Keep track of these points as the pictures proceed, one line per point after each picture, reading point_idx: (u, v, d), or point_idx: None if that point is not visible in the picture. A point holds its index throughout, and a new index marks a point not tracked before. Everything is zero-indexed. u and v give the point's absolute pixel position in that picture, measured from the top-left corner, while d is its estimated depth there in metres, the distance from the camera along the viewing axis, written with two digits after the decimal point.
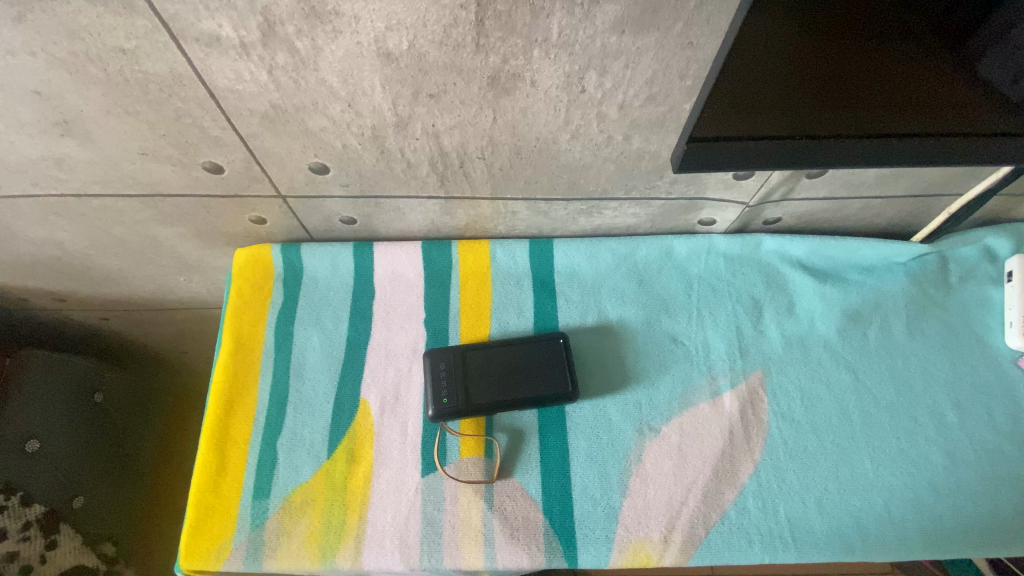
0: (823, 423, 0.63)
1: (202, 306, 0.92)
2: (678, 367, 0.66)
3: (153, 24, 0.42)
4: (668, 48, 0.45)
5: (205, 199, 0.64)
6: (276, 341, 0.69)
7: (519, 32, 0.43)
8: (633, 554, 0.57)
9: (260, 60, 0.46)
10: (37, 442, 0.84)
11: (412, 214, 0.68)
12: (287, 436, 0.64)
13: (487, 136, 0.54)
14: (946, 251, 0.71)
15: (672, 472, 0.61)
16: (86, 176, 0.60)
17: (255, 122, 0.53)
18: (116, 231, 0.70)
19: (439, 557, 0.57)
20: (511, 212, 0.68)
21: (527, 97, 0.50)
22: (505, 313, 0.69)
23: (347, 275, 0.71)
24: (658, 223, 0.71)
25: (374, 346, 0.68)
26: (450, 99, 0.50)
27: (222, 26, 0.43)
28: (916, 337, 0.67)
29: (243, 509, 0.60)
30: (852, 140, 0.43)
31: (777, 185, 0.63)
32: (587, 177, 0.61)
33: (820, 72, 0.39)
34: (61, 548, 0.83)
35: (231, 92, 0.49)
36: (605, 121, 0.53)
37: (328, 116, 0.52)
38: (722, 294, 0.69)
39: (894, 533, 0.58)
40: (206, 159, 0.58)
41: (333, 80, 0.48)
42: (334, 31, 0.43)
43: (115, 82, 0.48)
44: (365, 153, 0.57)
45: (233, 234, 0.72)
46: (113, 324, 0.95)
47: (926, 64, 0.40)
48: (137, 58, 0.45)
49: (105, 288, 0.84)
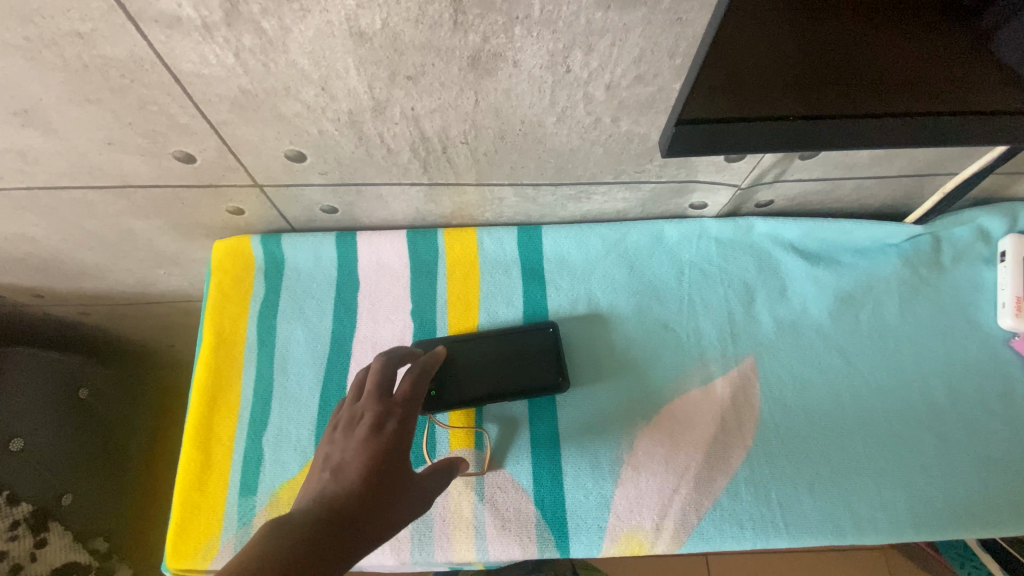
0: (815, 407, 0.62)
1: (185, 299, 0.89)
2: (669, 354, 0.65)
3: (109, 5, 0.40)
4: (656, 25, 0.43)
5: (180, 189, 0.62)
6: (259, 335, 0.67)
7: (499, 9, 0.41)
8: (625, 542, 0.57)
9: (225, 42, 0.43)
10: (22, 441, 0.82)
11: (396, 202, 0.66)
12: (272, 433, 0.62)
13: (470, 120, 0.52)
14: (939, 232, 0.70)
15: (664, 461, 0.60)
16: (52, 168, 0.57)
17: (225, 109, 0.50)
18: (88, 225, 0.67)
19: (430, 550, 0.57)
20: (498, 199, 0.66)
21: (510, 78, 0.47)
22: (493, 302, 0.67)
23: (330, 266, 0.69)
24: (648, 207, 0.69)
25: (360, 339, 0.66)
26: (429, 81, 0.47)
27: (182, 5, 0.40)
28: (908, 318, 0.67)
29: (230, 507, 0.59)
30: (845, 121, 0.41)
31: (769, 166, 0.61)
32: (575, 161, 0.59)
33: (812, 50, 0.37)
34: (51, 546, 0.82)
35: (198, 76, 0.46)
36: (592, 102, 0.51)
37: (301, 101, 0.49)
38: (714, 279, 0.68)
39: (885, 516, 0.58)
40: (176, 148, 0.55)
41: (304, 63, 0.45)
42: (302, 10, 0.41)
43: (75, 69, 0.45)
44: (342, 140, 0.54)
45: (211, 225, 0.70)
46: (95, 318, 0.93)
47: (923, 37, 0.38)
48: (94, 42, 0.43)
49: (81, 283, 0.81)
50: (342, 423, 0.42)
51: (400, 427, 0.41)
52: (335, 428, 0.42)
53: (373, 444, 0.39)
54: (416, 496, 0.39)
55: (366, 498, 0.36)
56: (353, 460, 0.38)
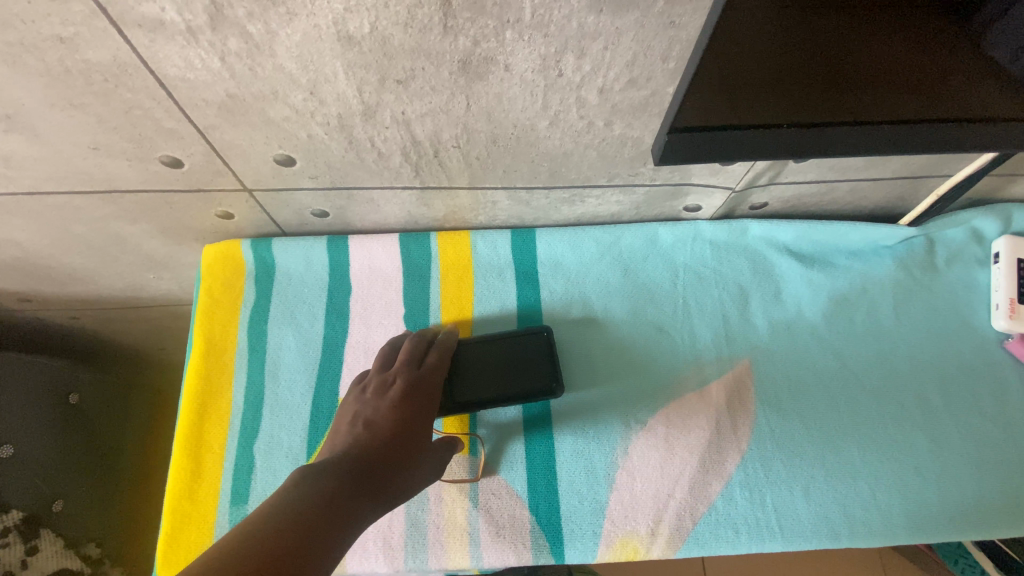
0: (810, 411, 0.62)
1: (176, 303, 0.88)
2: (664, 358, 0.65)
3: (91, 9, 0.39)
4: (649, 28, 0.42)
5: (167, 194, 0.61)
6: (250, 341, 0.66)
7: (490, 12, 0.40)
8: (620, 548, 0.57)
9: (210, 46, 0.42)
10: (11, 447, 0.81)
11: (388, 206, 0.65)
12: (263, 440, 0.62)
13: (462, 124, 0.52)
14: (933, 234, 0.70)
15: (659, 465, 0.60)
16: (37, 173, 0.56)
17: (212, 113, 0.49)
18: (75, 229, 0.66)
19: (424, 557, 0.57)
20: (492, 202, 0.65)
21: (501, 82, 0.47)
22: (487, 306, 0.67)
23: (321, 270, 0.69)
24: (642, 210, 0.69)
25: (352, 345, 0.66)
26: (419, 85, 0.47)
27: (165, 9, 0.39)
28: (903, 320, 0.66)
29: (221, 516, 0.59)
30: (844, 130, 0.40)
31: (764, 169, 0.61)
32: (568, 165, 0.58)
33: (803, 53, 0.37)
34: (42, 553, 0.81)
35: (183, 81, 0.46)
36: (585, 106, 0.50)
37: (290, 105, 0.48)
38: (708, 282, 0.68)
39: (880, 519, 0.58)
40: (163, 153, 0.54)
41: (292, 67, 0.44)
42: (288, 14, 0.40)
43: (57, 73, 0.44)
44: (333, 144, 0.54)
45: (201, 230, 0.69)
46: (85, 322, 0.91)
47: (913, 42, 0.37)
48: (77, 47, 0.42)
49: (70, 288, 0.80)
50: (378, 387, 0.55)
51: (422, 406, 0.54)
52: (371, 390, 0.55)
53: (400, 411, 0.53)
54: (429, 462, 0.53)
55: (393, 456, 0.49)
56: (385, 421, 0.52)
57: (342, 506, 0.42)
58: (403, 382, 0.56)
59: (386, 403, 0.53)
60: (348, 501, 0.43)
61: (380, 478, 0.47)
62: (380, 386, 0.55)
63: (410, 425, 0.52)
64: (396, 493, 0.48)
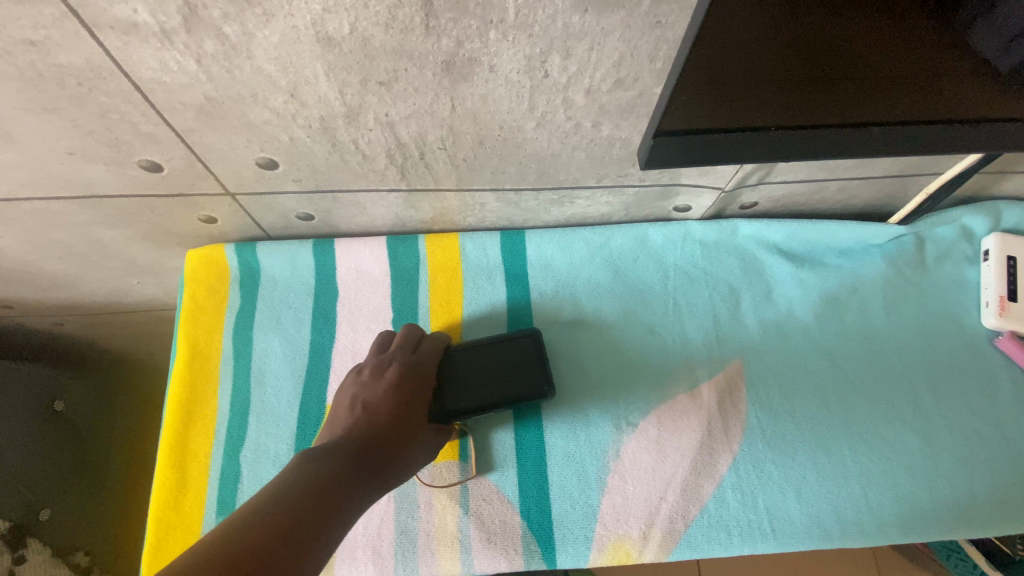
0: (802, 411, 0.62)
1: (162, 307, 0.87)
2: (655, 359, 0.64)
3: (61, 11, 0.38)
4: (634, 28, 0.41)
5: (148, 199, 0.60)
6: (235, 348, 0.65)
7: (473, 12, 0.39)
8: (612, 552, 0.57)
9: (186, 48, 0.41)
10: None
11: (374, 208, 0.64)
12: (250, 448, 0.61)
13: (447, 125, 0.51)
14: (923, 231, 0.69)
15: (650, 467, 0.59)
16: (13, 179, 0.54)
17: (191, 117, 0.48)
18: (54, 235, 0.65)
19: (414, 565, 0.56)
20: (480, 204, 0.64)
21: (486, 83, 0.46)
22: (477, 309, 0.66)
23: (307, 274, 0.68)
24: (632, 210, 0.68)
25: (340, 350, 0.65)
26: (402, 87, 0.46)
27: (138, 11, 0.38)
28: (893, 319, 0.66)
29: (207, 526, 0.58)
30: (832, 132, 0.40)
31: (753, 169, 0.60)
32: (557, 167, 0.58)
33: (791, 55, 0.36)
34: (29, 564, 0.78)
35: (159, 84, 0.44)
36: (572, 107, 0.49)
37: (270, 107, 0.47)
38: (699, 282, 0.67)
39: (871, 518, 0.58)
40: (142, 157, 0.53)
41: (271, 69, 0.43)
42: (266, 14, 0.39)
43: (29, 78, 0.43)
44: (316, 147, 0.53)
45: (185, 235, 0.68)
46: (69, 328, 0.90)
47: (901, 42, 0.37)
48: (48, 50, 0.41)
49: (52, 294, 0.78)
50: (375, 369, 0.55)
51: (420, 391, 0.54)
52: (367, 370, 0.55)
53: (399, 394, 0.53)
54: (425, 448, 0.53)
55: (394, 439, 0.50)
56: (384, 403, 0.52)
57: (346, 489, 0.42)
58: (399, 365, 0.55)
59: (383, 386, 0.53)
60: (354, 481, 0.43)
61: (381, 460, 0.48)
62: (376, 369, 0.55)
63: (406, 411, 0.52)
64: (393, 477, 0.49)
